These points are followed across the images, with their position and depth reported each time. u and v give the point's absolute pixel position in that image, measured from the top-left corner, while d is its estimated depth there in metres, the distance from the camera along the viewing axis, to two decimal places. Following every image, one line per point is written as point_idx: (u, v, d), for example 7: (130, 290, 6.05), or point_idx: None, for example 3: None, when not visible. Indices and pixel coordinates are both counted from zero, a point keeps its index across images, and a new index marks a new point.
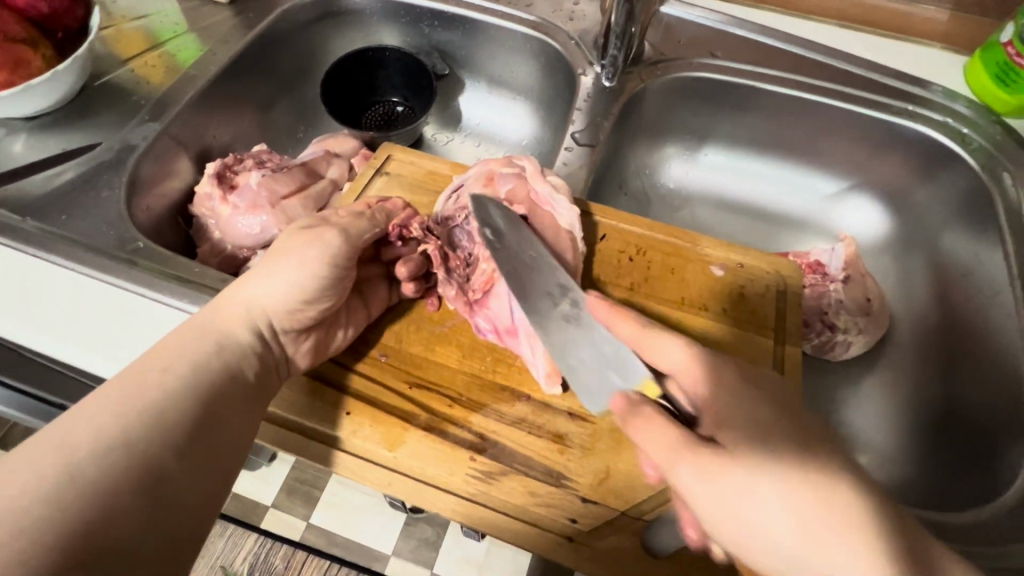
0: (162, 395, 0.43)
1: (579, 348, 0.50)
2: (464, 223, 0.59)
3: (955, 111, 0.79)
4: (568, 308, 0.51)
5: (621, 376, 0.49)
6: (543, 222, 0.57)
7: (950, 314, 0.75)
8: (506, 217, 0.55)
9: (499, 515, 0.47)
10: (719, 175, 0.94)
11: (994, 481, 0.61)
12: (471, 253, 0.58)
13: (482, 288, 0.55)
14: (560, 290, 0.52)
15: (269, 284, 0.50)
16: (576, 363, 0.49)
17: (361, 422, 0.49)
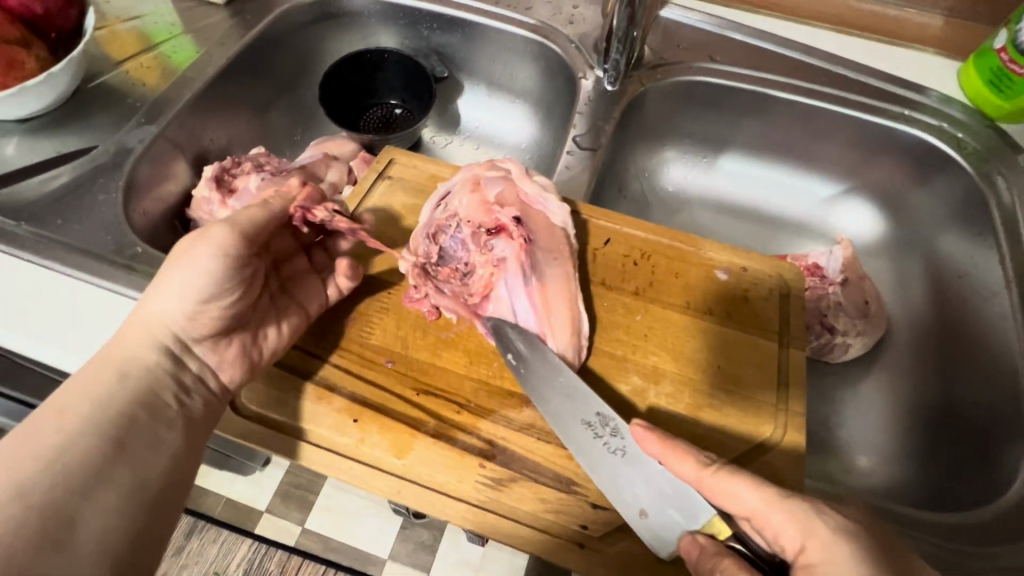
0: (75, 427, 0.42)
1: (632, 486, 0.45)
2: (456, 229, 0.57)
3: (950, 116, 0.80)
4: (613, 439, 0.47)
5: (685, 516, 0.44)
6: (536, 223, 0.57)
7: (947, 315, 0.76)
8: (527, 339, 0.52)
9: (509, 521, 0.46)
10: (719, 177, 0.94)
11: (996, 480, 0.62)
12: (466, 262, 0.56)
13: (481, 292, 0.55)
14: (599, 419, 0.48)
15: (162, 295, 0.48)
16: (631, 502, 0.45)
17: (369, 429, 0.49)
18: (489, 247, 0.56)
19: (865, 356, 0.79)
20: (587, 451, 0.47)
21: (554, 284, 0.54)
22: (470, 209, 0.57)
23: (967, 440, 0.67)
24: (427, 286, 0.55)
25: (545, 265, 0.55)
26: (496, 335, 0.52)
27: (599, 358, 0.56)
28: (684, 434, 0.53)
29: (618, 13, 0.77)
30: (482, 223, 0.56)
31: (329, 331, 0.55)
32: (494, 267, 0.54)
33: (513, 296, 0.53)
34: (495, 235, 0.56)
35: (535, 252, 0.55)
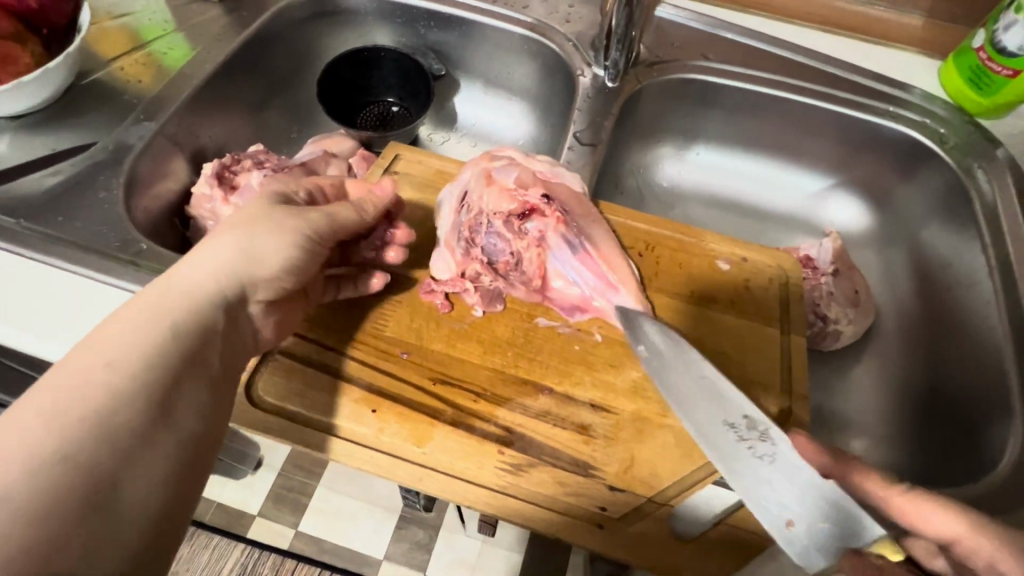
0: (124, 384, 0.39)
1: (779, 494, 0.40)
2: (490, 223, 0.57)
3: (932, 112, 0.84)
4: (760, 443, 0.42)
5: (848, 535, 0.38)
6: (562, 193, 0.59)
7: (933, 302, 0.80)
8: (662, 330, 0.52)
9: (530, 505, 0.47)
10: (709, 175, 0.97)
11: (983, 458, 0.64)
12: (511, 250, 0.57)
13: (539, 274, 0.57)
14: (747, 422, 0.43)
15: (204, 258, 0.48)
16: (778, 511, 0.39)
17: (388, 419, 0.50)
18: (526, 230, 0.57)
19: (857, 344, 0.82)
20: (725, 450, 0.43)
21: (602, 245, 0.58)
22: (497, 200, 0.58)
23: (956, 423, 0.69)
24: (486, 279, 0.57)
25: (591, 228, 0.58)
26: (629, 326, 0.54)
27: (611, 347, 0.55)
28: None
29: (616, 12, 0.78)
30: (512, 210, 0.57)
31: (342, 324, 0.55)
32: (539, 247, 0.57)
33: (573, 269, 0.56)
34: (527, 218, 0.58)
35: (575, 222, 0.58)
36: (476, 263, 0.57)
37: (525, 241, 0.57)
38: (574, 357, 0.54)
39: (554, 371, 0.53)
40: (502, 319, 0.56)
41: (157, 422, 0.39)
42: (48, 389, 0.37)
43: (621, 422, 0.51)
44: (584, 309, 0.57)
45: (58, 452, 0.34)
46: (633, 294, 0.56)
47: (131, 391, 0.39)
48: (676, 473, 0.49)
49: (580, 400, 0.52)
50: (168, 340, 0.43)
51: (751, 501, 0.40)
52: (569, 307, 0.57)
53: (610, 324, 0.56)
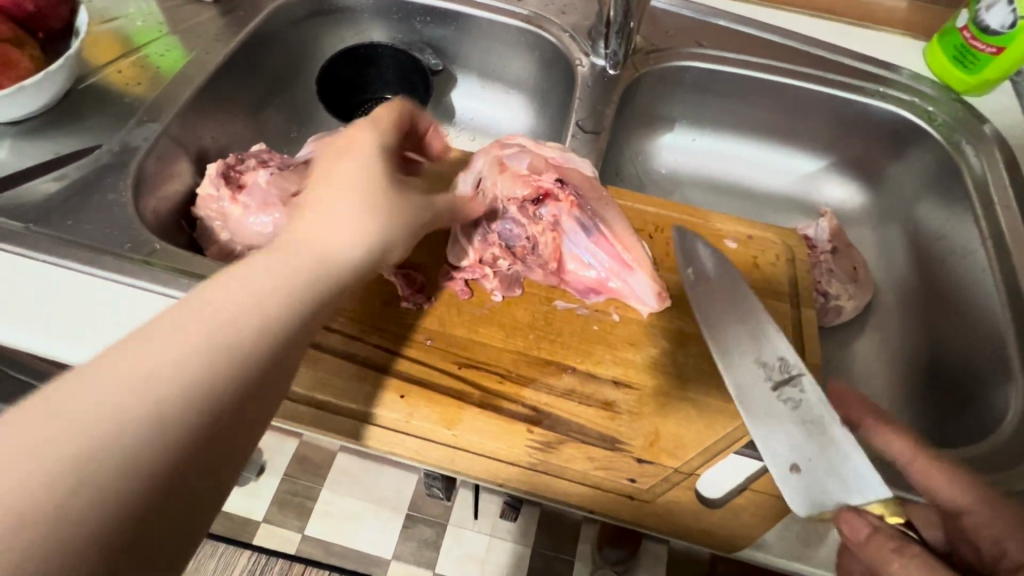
0: (138, 412, 0.33)
1: (789, 442, 0.47)
2: (505, 210, 0.59)
3: (920, 91, 0.87)
4: (789, 388, 0.49)
5: (851, 493, 0.45)
6: (574, 178, 0.59)
7: (929, 275, 0.82)
8: (715, 258, 0.58)
9: (561, 479, 0.48)
10: (704, 159, 0.99)
11: (984, 421, 0.67)
12: (527, 236, 0.59)
13: (553, 257, 0.58)
14: (780, 363, 0.51)
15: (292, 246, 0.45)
16: (784, 455, 0.46)
17: (417, 404, 0.50)
18: (541, 216, 0.59)
19: (859, 319, 0.85)
20: (755, 388, 0.50)
21: (615, 228, 0.58)
22: (511, 186, 0.59)
23: (958, 389, 0.72)
24: (506, 263, 0.58)
25: (606, 211, 0.59)
26: (682, 247, 0.59)
27: (629, 326, 0.56)
28: (716, 395, 0.53)
29: (614, 3, 0.79)
30: (526, 196, 0.59)
31: (367, 315, 0.55)
32: (552, 232, 0.58)
33: (587, 251, 0.58)
34: (541, 203, 0.59)
35: (588, 204, 0.59)
36: (494, 249, 0.58)
37: (541, 226, 0.59)
38: (594, 337, 0.55)
39: (575, 351, 0.54)
40: (521, 302, 0.57)
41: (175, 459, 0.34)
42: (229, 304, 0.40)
43: (643, 397, 0.52)
44: (599, 290, 0.58)
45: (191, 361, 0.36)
46: (648, 276, 0.56)
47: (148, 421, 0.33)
48: (701, 444, 0.50)
49: (603, 377, 0.53)
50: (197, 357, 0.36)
51: (764, 440, 0.47)
52: (585, 288, 0.58)
53: (626, 304, 0.58)
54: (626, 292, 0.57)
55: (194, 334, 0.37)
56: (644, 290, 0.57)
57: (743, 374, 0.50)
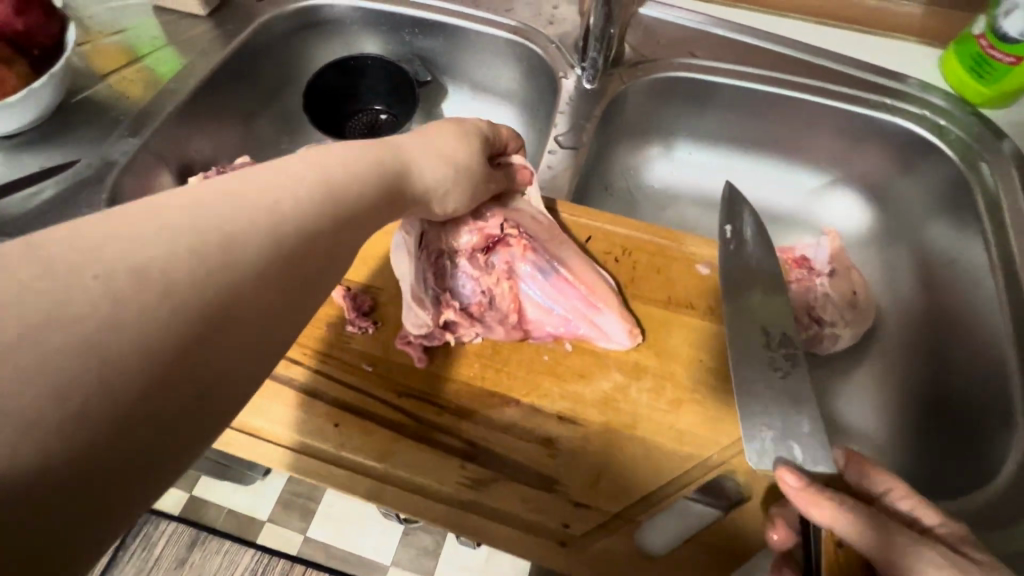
0: (98, 358, 0.29)
1: (765, 403, 0.48)
2: (454, 264, 0.56)
3: (931, 103, 0.80)
4: (780, 361, 0.50)
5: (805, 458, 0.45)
6: (523, 220, 0.57)
7: (934, 303, 0.76)
8: (757, 228, 0.58)
9: (492, 522, 0.46)
10: (699, 178, 0.94)
11: (982, 468, 0.63)
12: (483, 289, 0.56)
13: (513, 308, 0.55)
14: (780, 337, 0.51)
15: (348, 169, 0.44)
16: (752, 417, 0.47)
17: (350, 432, 0.49)
18: (493, 264, 0.56)
19: (858, 347, 0.79)
20: (751, 350, 0.51)
21: (572, 267, 0.56)
22: (457, 236, 0.56)
23: (962, 432, 0.67)
24: (464, 324, 0.53)
25: (563, 248, 0.57)
26: (730, 203, 0.59)
27: (581, 356, 0.54)
28: (667, 433, 0.50)
29: (593, 11, 0.76)
30: (474, 244, 0.56)
31: (310, 338, 0.54)
32: (509, 280, 0.56)
33: (547, 296, 0.55)
34: (493, 250, 0.56)
35: (541, 246, 0.56)
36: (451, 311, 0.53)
37: (496, 277, 0.56)
38: (543, 368, 0.53)
39: (521, 383, 0.52)
40: (476, 351, 0.53)
41: (136, 420, 0.30)
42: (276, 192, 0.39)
43: (588, 434, 0.50)
44: (563, 330, 0.54)
45: (219, 252, 0.34)
46: (616, 314, 0.54)
47: (92, 389, 0.29)
48: (646, 486, 0.48)
49: (547, 411, 0.50)
50: (172, 304, 0.32)
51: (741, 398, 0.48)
52: (546, 334, 0.55)
53: (594, 346, 0.54)
54: (587, 334, 0.54)
55: (150, 260, 0.32)
56: (608, 329, 0.54)
57: (742, 335, 0.52)
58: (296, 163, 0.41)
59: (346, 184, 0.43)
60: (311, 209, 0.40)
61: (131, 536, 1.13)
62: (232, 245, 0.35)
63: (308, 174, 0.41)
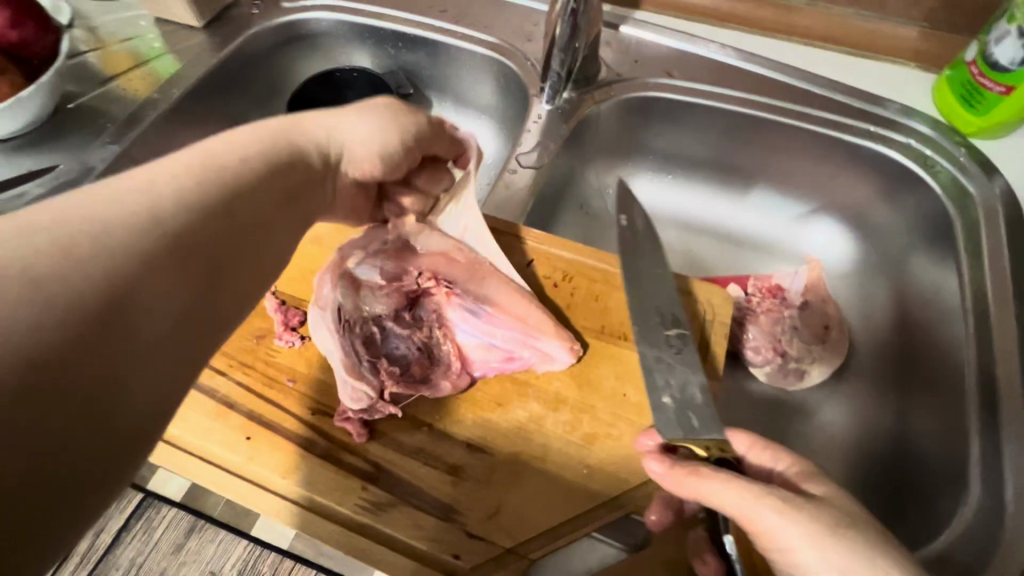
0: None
1: (667, 373, 0.50)
2: (383, 330, 0.55)
3: (918, 131, 0.76)
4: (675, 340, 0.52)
5: (701, 422, 0.46)
6: (438, 261, 0.56)
7: (908, 343, 0.73)
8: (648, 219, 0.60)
9: (384, 547, 0.47)
10: (679, 243, 0.91)
11: (931, 520, 0.59)
12: (421, 342, 0.55)
13: (454, 354, 0.54)
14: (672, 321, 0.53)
15: (279, 149, 0.46)
16: (659, 388, 0.48)
17: (260, 446, 0.50)
18: (422, 317, 0.56)
19: (826, 383, 0.75)
20: (651, 329, 0.52)
21: (500, 300, 0.54)
22: (375, 301, 0.55)
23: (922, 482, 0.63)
24: (401, 381, 0.52)
25: (488, 283, 0.55)
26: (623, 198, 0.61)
27: (500, 383, 0.54)
28: (577, 469, 0.50)
29: (558, 20, 0.75)
30: (396, 306, 0.55)
31: (238, 349, 0.55)
32: (442, 330, 0.55)
33: (483, 334, 0.54)
34: (418, 303, 0.56)
35: (463, 289, 0.55)
36: (392, 378, 0.52)
37: (428, 327, 0.55)
38: (462, 395, 0.53)
39: (435, 409, 0.52)
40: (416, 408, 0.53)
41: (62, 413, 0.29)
42: (182, 184, 0.38)
43: (495, 464, 0.50)
44: (510, 360, 0.54)
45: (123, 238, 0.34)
46: (553, 335, 0.53)
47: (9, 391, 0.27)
48: (545, 524, 0.48)
49: (455, 439, 0.51)
50: (80, 295, 0.30)
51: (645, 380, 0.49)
52: (491, 369, 0.54)
53: (539, 372, 0.54)
54: (529, 362, 0.54)
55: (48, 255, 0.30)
56: (548, 348, 0.53)
57: (642, 316, 0.53)
58: (215, 150, 0.42)
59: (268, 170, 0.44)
60: (233, 188, 0.41)
61: (134, 516, 1.00)
62: (144, 226, 0.35)
63: (231, 160, 0.42)
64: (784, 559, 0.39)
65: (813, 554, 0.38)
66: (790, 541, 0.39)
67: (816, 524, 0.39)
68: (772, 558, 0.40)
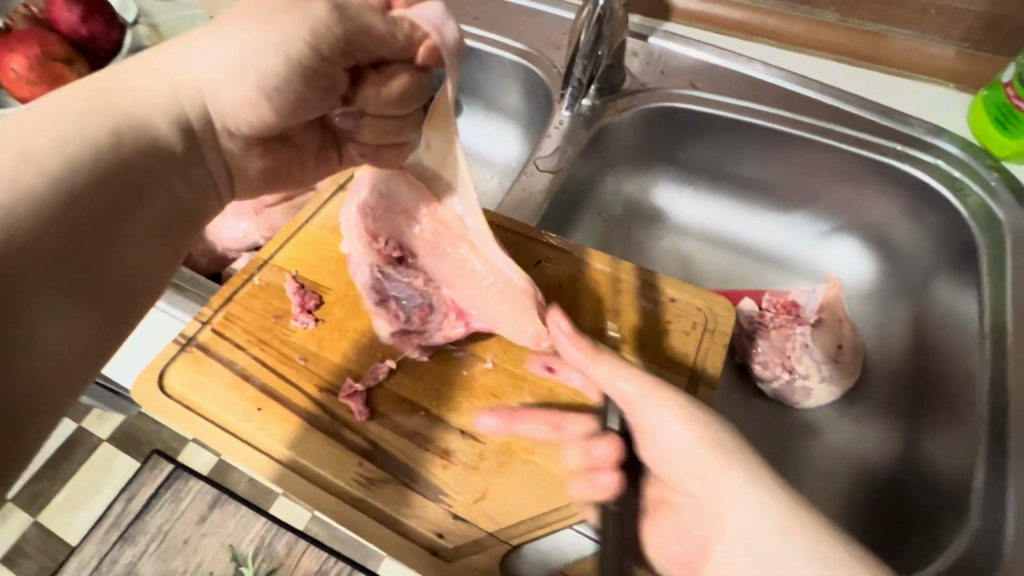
0: None
1: None
2: (384, 276, 0.59)
3: (947, 153, 0.75)
4: None
5: None
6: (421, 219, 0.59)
7: (924, 368, 0.71)
8: None
9: (373, 520, 0.50)
10: (696, 247, 0.91)
11: (934, 547, 0.59)
12: (424, 294, 0.59)
13: (453, 308, 0.58)
14: None
15: (128, 110, 0.43)
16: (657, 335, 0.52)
17: (269, 417, 0.54)
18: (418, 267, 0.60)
19: (835, 404, 0.75)
20: None
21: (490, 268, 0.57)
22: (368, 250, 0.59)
23: (931, 511, 0.62)
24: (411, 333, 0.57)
25: (487, 247, 0.57)
26: None
27: (498, 375, 0.56)
28: (564, 462, 0.52)
29: (583, 30, 0.76)
30: (390, 256, 0.59)
31: (257, 327, 0.59)
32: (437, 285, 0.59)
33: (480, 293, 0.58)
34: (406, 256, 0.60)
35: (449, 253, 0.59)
36: (397, 324, 0.57)
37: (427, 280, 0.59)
38: (459, 383, 0.56)
39: (433, 394, 0.55)
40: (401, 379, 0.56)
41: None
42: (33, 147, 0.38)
43: (485, 452, 0.52)
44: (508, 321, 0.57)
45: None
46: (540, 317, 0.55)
47: None
48: (528, 513, 0.50)
49: (450, 425, 0.54)
50: None
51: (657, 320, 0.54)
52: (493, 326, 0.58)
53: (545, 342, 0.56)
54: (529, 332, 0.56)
55: None
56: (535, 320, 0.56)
57: None
58: (57, 114, 0.41)
59: (143, 148, 0.43)
60: (109, 168, 0.41)
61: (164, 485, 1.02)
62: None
63: (93, 139, 0.41)
64: (651, 439, 0.48)
65: (668, 435, 0.47)
66: (657, 423, 0.47)
67: (685, 415, 0.47)
68: (639, 438, 0.49)
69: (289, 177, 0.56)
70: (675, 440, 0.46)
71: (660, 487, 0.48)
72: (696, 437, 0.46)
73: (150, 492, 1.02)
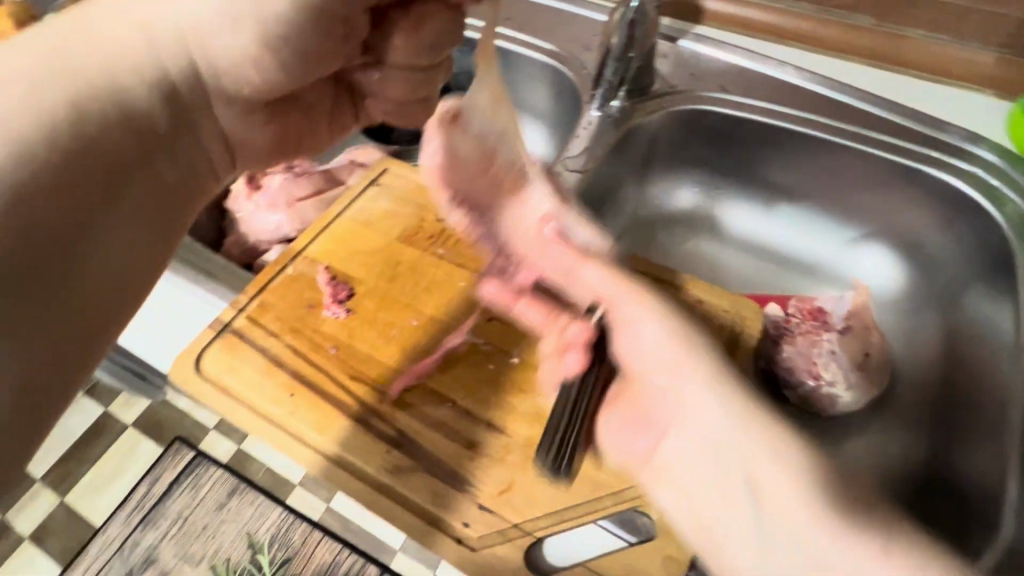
0: None
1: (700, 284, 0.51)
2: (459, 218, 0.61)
3: (986, 161, 0.73)
4: None
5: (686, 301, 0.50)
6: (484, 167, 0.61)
7: (954, 379, 0.70)
8: None
9: (400, 506, 0.51)
10: (725, 251, 0.91)
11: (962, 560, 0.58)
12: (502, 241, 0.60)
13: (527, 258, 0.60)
14: None
15: (109, 77, 0.41)
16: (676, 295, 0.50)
17: (300, 404, 0.55)
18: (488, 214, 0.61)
19: (862, 412, 0.74)
20: None
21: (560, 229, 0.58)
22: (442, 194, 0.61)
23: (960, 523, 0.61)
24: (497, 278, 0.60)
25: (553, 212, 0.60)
26: None
27: (526, 370, 0.58)
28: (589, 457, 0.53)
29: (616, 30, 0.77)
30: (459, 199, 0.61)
31: (291, 315, 0.60)
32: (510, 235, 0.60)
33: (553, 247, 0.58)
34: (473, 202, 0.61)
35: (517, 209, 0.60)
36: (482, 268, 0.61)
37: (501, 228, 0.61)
38: (487, 376, 0.57)
39: (460, 386, 0.56)
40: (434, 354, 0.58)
41: None
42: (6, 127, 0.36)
43: (510, 444, 0.53)
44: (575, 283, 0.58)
45: None
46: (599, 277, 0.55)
47: None
48: (552, 506, 0.50)
49: (478, 417, 0.55)
50: None
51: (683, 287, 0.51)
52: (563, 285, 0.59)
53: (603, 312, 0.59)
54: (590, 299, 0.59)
55: None
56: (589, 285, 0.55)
57: None
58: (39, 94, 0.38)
59: (121, 126, 0.41)
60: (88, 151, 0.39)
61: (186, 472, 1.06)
62: None
63: (79, 121, 0.39)
64: (627, 336, 0.48)
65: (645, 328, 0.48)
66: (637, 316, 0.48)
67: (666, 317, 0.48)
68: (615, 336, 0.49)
69: (300, 141, 0.56)
70: (654, 344, 0.46)
71: (625, 388, 0.48)
72: (669, 334, 0.46)
73: (173, 477, 1.06)
